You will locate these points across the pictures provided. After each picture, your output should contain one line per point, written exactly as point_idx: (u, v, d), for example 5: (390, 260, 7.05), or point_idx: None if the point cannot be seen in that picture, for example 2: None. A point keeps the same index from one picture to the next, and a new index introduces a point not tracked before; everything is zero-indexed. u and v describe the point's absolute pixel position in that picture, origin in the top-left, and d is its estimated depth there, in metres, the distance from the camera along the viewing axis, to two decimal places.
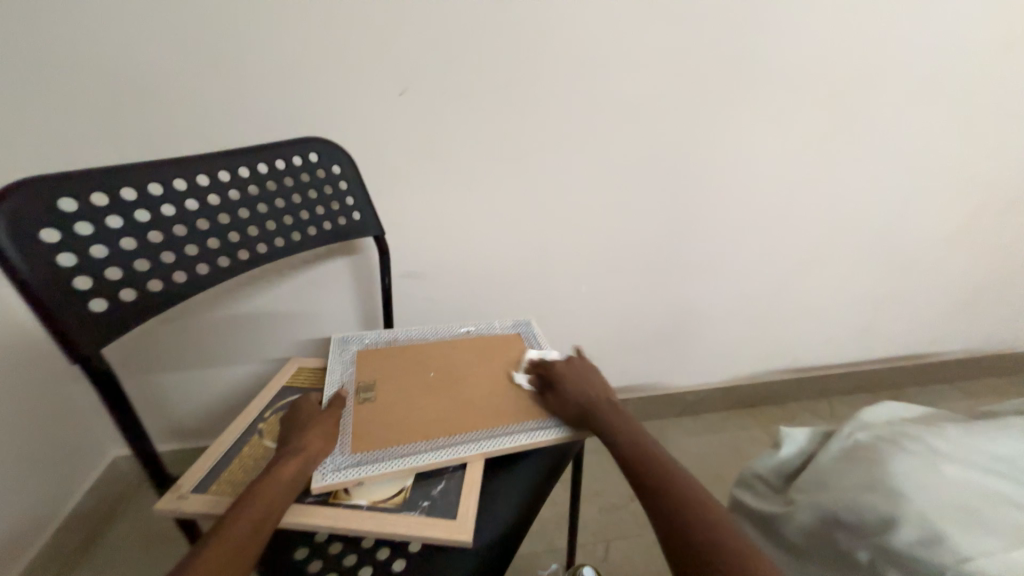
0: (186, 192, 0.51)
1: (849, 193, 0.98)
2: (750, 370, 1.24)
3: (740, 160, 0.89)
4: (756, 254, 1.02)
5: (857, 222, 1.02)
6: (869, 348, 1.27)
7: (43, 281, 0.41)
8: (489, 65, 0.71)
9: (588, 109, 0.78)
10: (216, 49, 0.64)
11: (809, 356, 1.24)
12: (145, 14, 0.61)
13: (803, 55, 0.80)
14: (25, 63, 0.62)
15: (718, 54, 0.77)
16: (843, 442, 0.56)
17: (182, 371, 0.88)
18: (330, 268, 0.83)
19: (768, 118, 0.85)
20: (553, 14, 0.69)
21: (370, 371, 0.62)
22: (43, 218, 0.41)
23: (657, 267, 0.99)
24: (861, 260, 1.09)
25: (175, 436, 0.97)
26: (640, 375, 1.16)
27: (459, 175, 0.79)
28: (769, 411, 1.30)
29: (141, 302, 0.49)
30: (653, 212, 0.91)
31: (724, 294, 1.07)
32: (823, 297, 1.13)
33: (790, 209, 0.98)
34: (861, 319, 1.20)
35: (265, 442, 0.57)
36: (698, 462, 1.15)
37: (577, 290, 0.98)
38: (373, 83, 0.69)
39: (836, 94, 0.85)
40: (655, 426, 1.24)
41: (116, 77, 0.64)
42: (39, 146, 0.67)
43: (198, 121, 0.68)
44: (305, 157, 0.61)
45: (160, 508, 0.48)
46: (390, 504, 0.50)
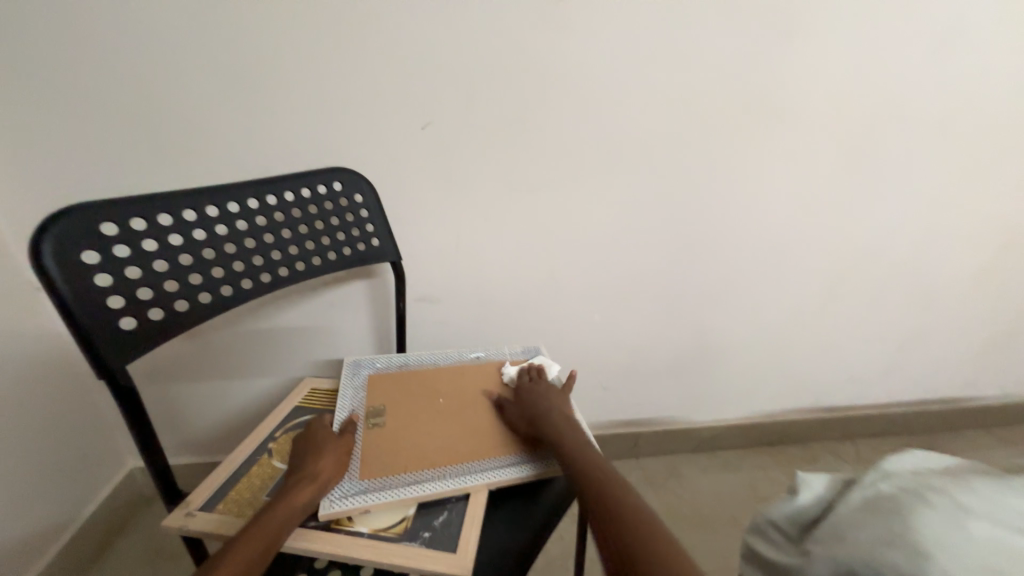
0: (217, 219, 0.54)
1: (871, 228, 0.96)
2: (771, 407, 1.20)
3: (757, 194, 0.89)
4: (775, 288, 1.01)
5: (880, 258, 1.00)
6: (895, 390, 1.22)
7: (79, 299, 0.43)
8: (509, 101, 0.74)
9: (604, 143, 0.80)
10: (254, 83, 0.69)
11: (832, 395, 1.20)
12: (190, 52, 0.66)
13: (819, 93, 0.81)
14: (80, 98, 0.67)
15: (733, 93, 0.79)
16: (864, 491, 0.54)
17: (201, 385, 0.91)
18: (348, 292, 0.86)
19: (786, 154, 0.86)
20: (574, 54, 0.73)
21: (380, 395, 0.63)
22: (86, 241, 0.44)
23: (673, 298, 0.98)
24: (886, 295, 1.06)
25: (189, 450, 0.99)
26: (653, 407, 1.14)
27: (475, 204, 0.81)
28: (789, 452, 1.24)
29: (166, 321, 0.51)
30: (669, 243, 0.91)
31: (742, 327, 1.05)
32: (847, 333, 1.10)
33: (810, 242, 0.96)
34: (887, 358, 1.16)
35: (274, 463, 0.58)
36: (715, 501, 1.11)
37: (589, 319, 0.97)
38: (397, 116, 0.73)
39: (855, 131, 0.86)
40: (669, 462, 1.20)
41: (160, 106, 0.68)
42: (83, 172, 0.71)
43: (232, 148, 0.72)
44: (329, 187, 0.64)
45: (167, 524, 0.49)
46: (391, 533, 0.49)
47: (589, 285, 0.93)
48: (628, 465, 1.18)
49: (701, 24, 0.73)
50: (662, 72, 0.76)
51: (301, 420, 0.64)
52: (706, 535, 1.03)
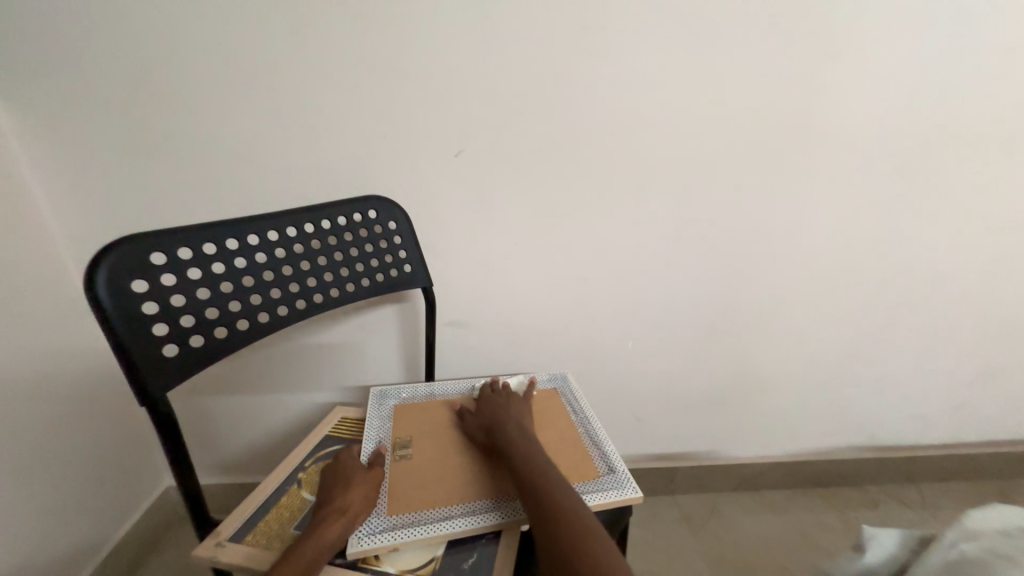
0: (257, 247, 0.56)
1: (930, 252, 0.89)
2: (820, 444, 1.11)
3: (802, 219, 0.85)
4: (823, 316, 0.95)
5: (941, 284, 0.93)
6: (963, 429, 1.11)
7: (127, 327, 0.45)
8: (541, 128, 0.75)
9: (638, 167, 0.78)
10: (297, 117, 0.72)
11: (890, 432, 1.10)
12: (238, 90, 0.70)
13: (867, 112, 0.77)
14: (137, 135, 0.71)
15: (774, 115, 0.76)
16: (944, 552, 0.47)
17: (236, 406, 0.93)
18: (379, 316, 0.86)
19: (832, 177, 0.82)
20: (607, 81, 0.72)
21: (408, 425, 0.62)
22: (136, 270, 0.46)
23: (711, 326, 0.94)
24: (950, 324, 0.97)
25: (222, 470, 1.00)
26: (690, 441, 1.07)
27: (506, 230, 0.81)
28: (843, 494, 1.14)
29: (205, 348, 0.52)
30: (706, 269, 0.88)
31: (787, 357, 0.99)
32: (906, 365, 1.01)
33: (862, 268, 0.90)
34: (952, 394, 1.06)
35: (304, 493, 0.57)
36: (761, 546, 1.02)
37: (622, 347, 0.94)
38: (430, 146, 0.74)
39: (910, 149, 0.80)
40: (709, 500, 1.12)
41: (210, 141, 0.72)
42: (137, 204, 0.75)
43: (274, 179, 0.75)
44: (364, 214, 0.65)
45: (197, 554, 0.49)
46: (419, 574, 0.47)
47: (622, 312, 0.90)
48: (663, 503, 1.12)
49: (739, 48, 0.71)
50: (697, 97, 0.74)
51: (330, 449, 0.63)
52: None
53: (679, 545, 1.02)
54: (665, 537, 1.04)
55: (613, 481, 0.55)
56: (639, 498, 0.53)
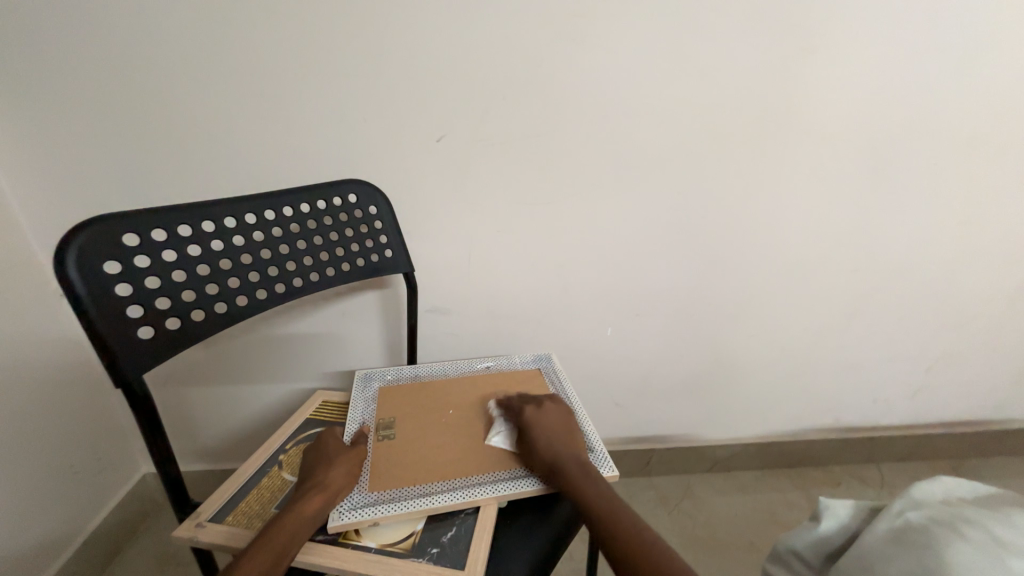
0: (234, 230, 0.55)
1: (895, 243, 0.94)
2: (789, 427, 1.16)
3: (774, 210, 0.88)
4: (793, 305, 0.99)
5: (904, 274, 0.97)
6: (921, 412, 1.17)
7: (100, 308, 0.44)
8: (524, 116, 0.75)
9: (618, 157, 0.80)
10: (274, 98, 0.70)
11: (853, 416, 1.16)
12: (213, 68, 0.68)
13: (840, 106, 0.80)
14: (105, 111, 0.68)
15: (751, 108, 0.78)
16: (891, 521, 0.51)
17: (215, 391, 0.92)
18: (361, 302, 0.86)
19: (805, 169, 0.84)
20: (589, 70, 0.73)
21: (391, 407, 0.63)
22: (107, 251, 0.45)
23: (687, 313, 0.96)
24: (911, 313, 1.02)
25: (201, 457, 1.00)
26: (667, 425, 1.11)
27: (489, 218, 0.81)
28: (808, 474, 1.21)
29: (182, 330, 0.52)
30: (683, 258, 0.90)
31: (759, 344, 1.03)
32: (870, 352, 1.07)
33: (830, 259, 0.94)
34: (913, 379, 1.12)
35: (284, 474, 0.58)
36: (731, 523, 1.07)
37: (602, 334, 0.96)
38: (413, 131, 0.74)
39: (878, 145, 0.84)
40: (683, 481, 1.17)
41: (183, 120, 0.70)
42: (105, 183, 0.73)
43: (251, 162, 0.74)
44: (344, 198, 0.65)
45: (177, 534, 0.49)
46: (399, 548, 0.48)
47: (602, 301, 0.93)
48: (641, 484, 1.16)
49: (717, 39, 0.73)
50: (676, 88, 0.75)
51: (312, 432, 0.64)
52: (723, 559, 0.99)
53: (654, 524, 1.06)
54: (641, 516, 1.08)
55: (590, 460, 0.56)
56: (615, 477, 0.55)
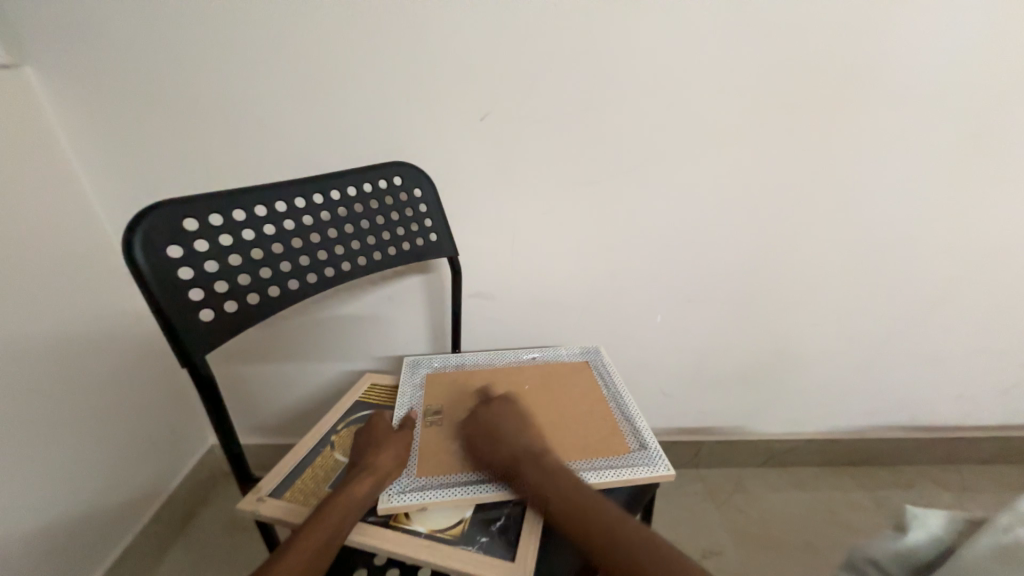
0: (285, 214, 0.55)
1: (998, 221, 0.82)
2: (857, 424, 1.07)
3: (850, 183, 0.78)
4: (869, 290, 0.89)
5: (1007, 256, 0.85)
6: (1016, 411, 1.04)
7: (164, 291, 0.46)
8: (572, 88, 0.70)
9: (674, 128, 0.74)
10: (318, 81, 0.70)
11: (933, 414, 1.05)
12: (260, 53, 0.68)
13: (937, 60, 0.70)
14: (163, 99, 0.71)
15: (826, 69, 0.70)
16: (996, 537, 0.45)
17: (270, 372, 0.96)
18: (405, 286, 0.87)
19: (889, 136, 0.75)
20: (641, 36, 0.67)
21: (438, 393, 0.63)
22: (170, 236, 0.47)
23: (745, 299, 0.90)
24: (1013, 300, 0.90)
25: (260, 432, 1.06)
26: (718, 416, 1.05)
27: (533, 199, 0.78)
28: (877, 474, 1.11)
29: (240, 313, 0.53)
30: (744, 239, 0.83)
31: (826, 332, 0.94)
32: (959, 344, 0.95)
33: (920, 237, 0.83)
34: (1008, 375, 0.99)
35: (337, 455, 0.59)
36: (789, 522, 1.01)
37: (651, 320, 0.91)
38: (456, 110, 0.72)
39: (982, 105, 0.73)
40: (735, 475, 1.11)
41: (232, 106, 0.72)
42: (166, 171, 0.76)
43: (299, 148, 0.75)
44: (389, 181, 0.64)
45: (241, 507, 0.51)
46: (447, 534, 0.48)
47: (652, 285, 0.88)
48: (689, 477, 1.11)
49: None
50: (740, 51, 0.68)
51: (361, 414, 0.65)
52: (780, 560, 0.94)
53: (704, 518, 1.02)
54: (690, 510, 1.04)
55: (642, 456, 0.53)
56: (671, 475, 0.52)
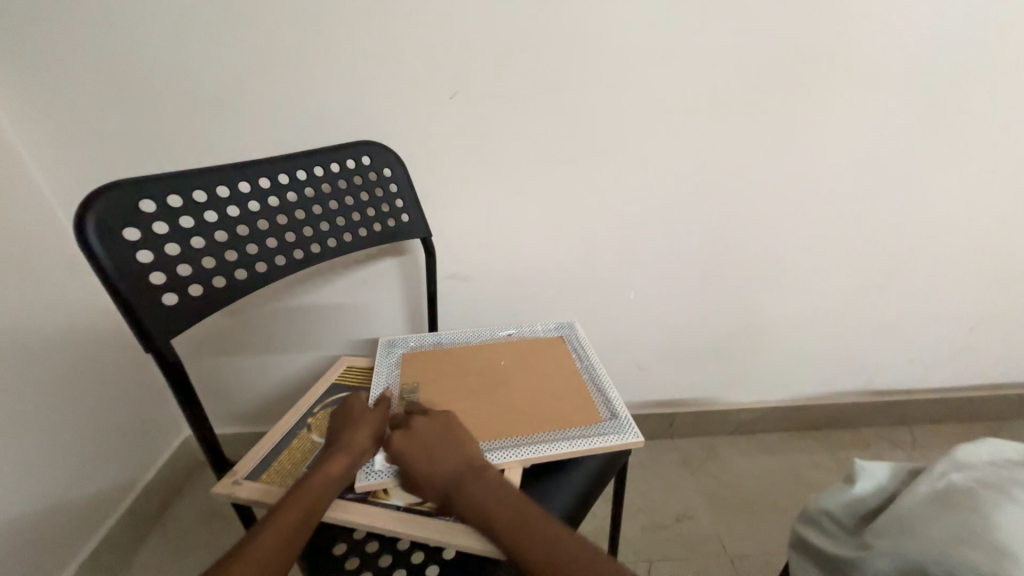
0: (248, 195, 0.54)
1: (948, 193, 0.86)
2: (819, 390, 1.13)
3: (814, 159, 0.81)
4: (831, 263, 0.93)
5: (957, 226, 0.90)
6: (963, 373, 1.12)
7: (123, 275, 0.44)
8: (544, 65, 0.70)
9: (645, 105, 0.74)
10: (280, 56, 0.67)
11: (889, 378, 1.12)
12: (217, 25, 0.65)
13: (894, 37, 0.72)
14: (110, 74, 0.67)
15: (791, 44, 0.71)
16: (933, 483, 0.49)
17: (244, 360, 0.94)
18: (379, 269, 0.86)
19: (850, 111, 0.77)
20: (612, 11, 0.67)
21: (415, 372, 0.63)
22: (125, 218, 0.45)
23: (714, 274, 0.93)
24: (961, 269, 0.95)
25: (236, 421, 1.04)
26: (691, 388, 1.10)
27: (507, 179, 0.78)
28: (837, 437, 1.18)
29: (205, 297, 0.52)
30: (713, 216, 0.86)
31: (790, 304, 0.98)
32: (913, 312, 1.01)
33: (877, 211, 0.87)
34: (955, 340, 1.06)
35: (314, 436, 0.59)
36: (756, 485, 1.07)
37: (625, 297, 0.94)
38: (426, 87, 0.70)
39: (935, 82, 0.76)
40: (707, 443, 1.17)
41: (188, 82, 0.68)
42: (119, 152, 0.73)
43: (263, 127, 0.72)
44: (357, 161, 0.63)
45: (216, 491, 0.51)
46: (427, 507, 0.49)
47: (624, 262, 0.89)
48: (663, 446, 1.16)
49: None
50: (708, 27, 0.69)
51: (337, 396, 0.65)
52: (747, 520, 0.99)
53: (677, 484, 1.07)
54: (665, 477, 1.09)
55: (613, 425, 0.55)
56: (640, 441, 0.54)
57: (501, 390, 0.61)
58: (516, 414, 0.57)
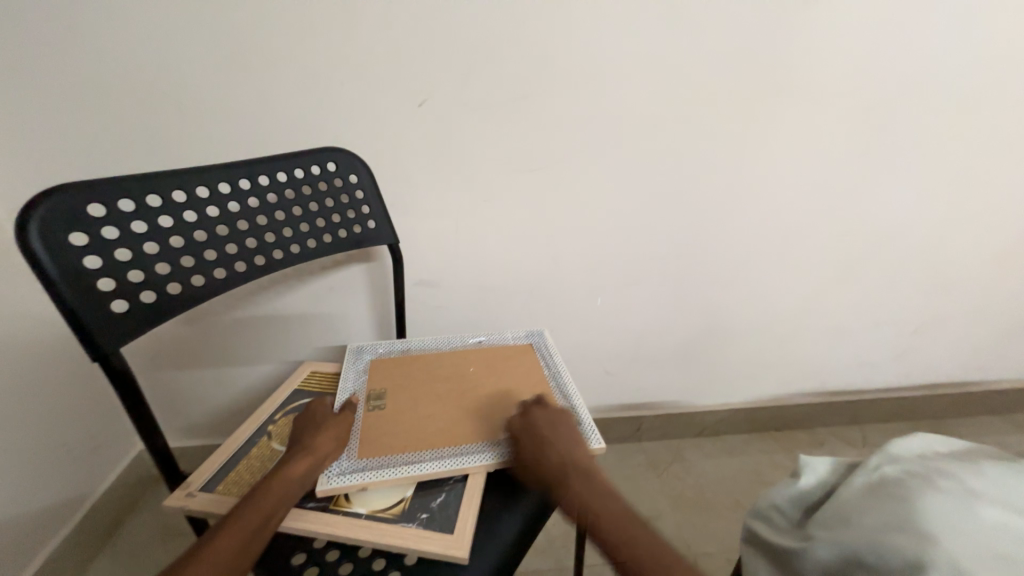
0: (207, 199, 0.53)
1: (886, 207, 0.93)
2: (777, 393, 1.19)
3: (766, 173, 0.86)
4: (784, 271, 0.99)
5: (895, 237, 0.97)
6: (906, 374, 1.20)
7: (68, 281, 0.43)
8: (512, 78, 0.72)
9: (608, 120, 0.77)
10: (246, 61, 0.67)
11: (840, 380, 1.19)
12: (179, 28, 0.64)
13: (834, 64, 0.78)
14: (63, 73, 0.65)
15: (743, 67, 0.76)
16: (869, 475, 0.52)
17: (204, 369, 0.91)
18: (348, 275, 0.85)
19: (796, 130, 0.83)
20: (577, 30, 0.70)
21: (382, 379, 0.63)
22: (73, 222, 0.44)
23: (676, 281, 0.96)
24: (901, 277, 1.03)
25: (195, 433, 1.00)
26: (658, 392, 1.13)
27: (476, 187, 0.80)
28: (795, 437, 1.24)
29: (159, 304, 0.51)
30: (674, 226, 0.89)
31: (748, 310, 1.03)
32: (860, 318, 1.08)
33: (824, 223, 0.94)
34: (898, 343, 1.14)
35: (274, 444, 0.58)
36: (719, 484, 1.10)
37: (592, 303, 0.96)
38: (395, 96, 0.71)
39: (871, 106, 0.83)
40: (673, 445, 1.20)
41: (147, 84, 0.67)
42: (71, 154, 0.70)
43: (226, 131, 0.71)
44: (323, 167, 0.63)
45: (168, 504, 0.50)
46: (388, 513, 0.49)
47: (592, 270, 0.92)
48: (631, 449, 1.19)
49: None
50: (667, 48, 0.73)
51: (300, 403, 0.64)
52: (710, 519, 1.03)
53: (645, 487, 1.09)
54: (633, 480, 1.11)
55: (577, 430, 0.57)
56: (603, 446, 0.55)
57: (473, 397, 0.61)
58: (484, 420, 0.58)
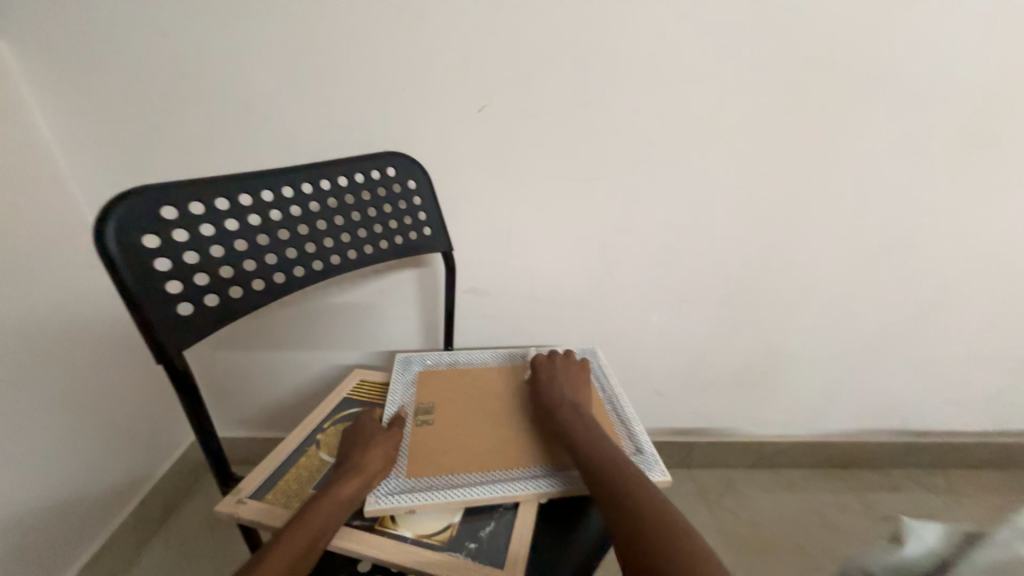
0: (271, 203, 0.53)
1: (996, 229, 0.81)
2: (846, 428, 1.07)
3: (852, 187, 0.77)
4: (865, 295, 0.89)
5: (1004, 263, 0.85)
6: (1004, 417, 1.05)
7: (139, 283, 0.43)
8: (574, 81, 0.68)
9: (676, 126, 0.72)
10: (309, 65, 0.67)
11: (923, 418, 1.05)
12: (248, 34, 0.65)
13: (944, 65, 0.68)
14: (141, 77, 0.68)
15: (832, 70, 0.68)
16: (993, 552, 0.44)
17: (257, 364, 0.94)
18: (398, 280, 0.84)
19: (894, 139, 0.74)
20: (647, 29, 0.65)
21: (430, 392, 0.61)
22: (147, 225, 0.44)
23: (740, 300, 0.88)
24: (1008, 307, 0.90)
25: (246, 425, 1.03)
26: (711, 417, 1.05)
27: (531, 194, 0.76)
28: (865, 477, 1.11)
29: (220, 307, 0.51)
30: (742, 241, 0.82)
31: (819, 335, 0.94)
32: (952, 351, 0.95)
33: (917, 244, 0.83)
34: (997, 382, 1.00)
35: (322, 454, 0.57)
36: (776, 523, 1.01)
37: (646, 320, 0.90)
38: (454, 99, 0.69)
39: (986, 112, 0.72)
40: (724, 476, 1.11)
41: (216, 88, 0.68)
42: (147, 154, 0.73)
43: (289, 133, 0.72)
44: (382, 172, 0.62)
45: (220, 510, 0.49)
46: (435, 540, 0.46)
47: (647, 284, 0.86)
48: (678, 476, 1.11)
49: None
50: (747, 49, 0.67)
51: (348, 413, 0.63)
52: (766, 561, 0.94)
53: (693, 519, 1.02)
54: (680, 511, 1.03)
55: (637, 461, 0.52)
56: (667, 481, 0.51)
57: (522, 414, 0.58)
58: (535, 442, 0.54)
